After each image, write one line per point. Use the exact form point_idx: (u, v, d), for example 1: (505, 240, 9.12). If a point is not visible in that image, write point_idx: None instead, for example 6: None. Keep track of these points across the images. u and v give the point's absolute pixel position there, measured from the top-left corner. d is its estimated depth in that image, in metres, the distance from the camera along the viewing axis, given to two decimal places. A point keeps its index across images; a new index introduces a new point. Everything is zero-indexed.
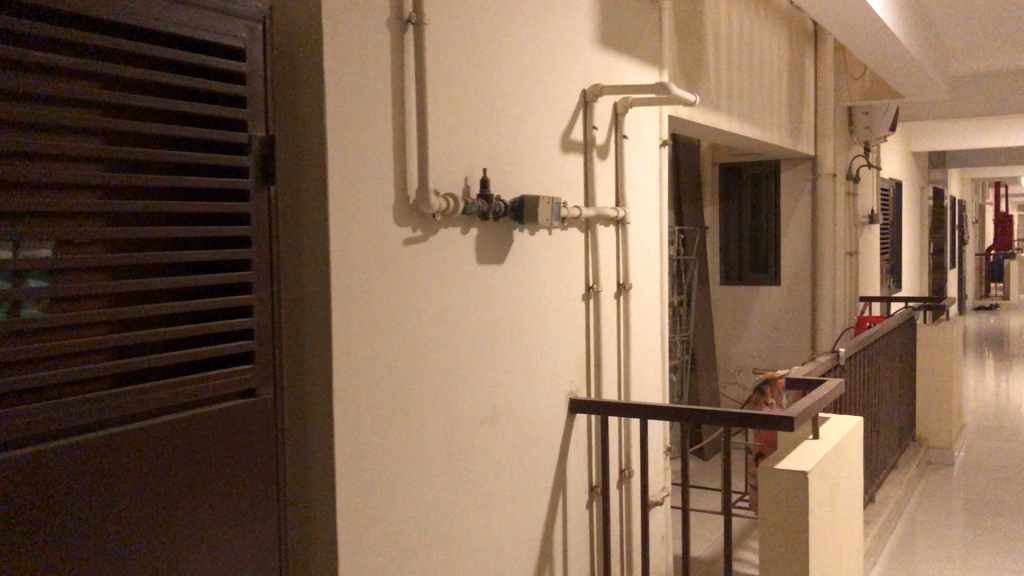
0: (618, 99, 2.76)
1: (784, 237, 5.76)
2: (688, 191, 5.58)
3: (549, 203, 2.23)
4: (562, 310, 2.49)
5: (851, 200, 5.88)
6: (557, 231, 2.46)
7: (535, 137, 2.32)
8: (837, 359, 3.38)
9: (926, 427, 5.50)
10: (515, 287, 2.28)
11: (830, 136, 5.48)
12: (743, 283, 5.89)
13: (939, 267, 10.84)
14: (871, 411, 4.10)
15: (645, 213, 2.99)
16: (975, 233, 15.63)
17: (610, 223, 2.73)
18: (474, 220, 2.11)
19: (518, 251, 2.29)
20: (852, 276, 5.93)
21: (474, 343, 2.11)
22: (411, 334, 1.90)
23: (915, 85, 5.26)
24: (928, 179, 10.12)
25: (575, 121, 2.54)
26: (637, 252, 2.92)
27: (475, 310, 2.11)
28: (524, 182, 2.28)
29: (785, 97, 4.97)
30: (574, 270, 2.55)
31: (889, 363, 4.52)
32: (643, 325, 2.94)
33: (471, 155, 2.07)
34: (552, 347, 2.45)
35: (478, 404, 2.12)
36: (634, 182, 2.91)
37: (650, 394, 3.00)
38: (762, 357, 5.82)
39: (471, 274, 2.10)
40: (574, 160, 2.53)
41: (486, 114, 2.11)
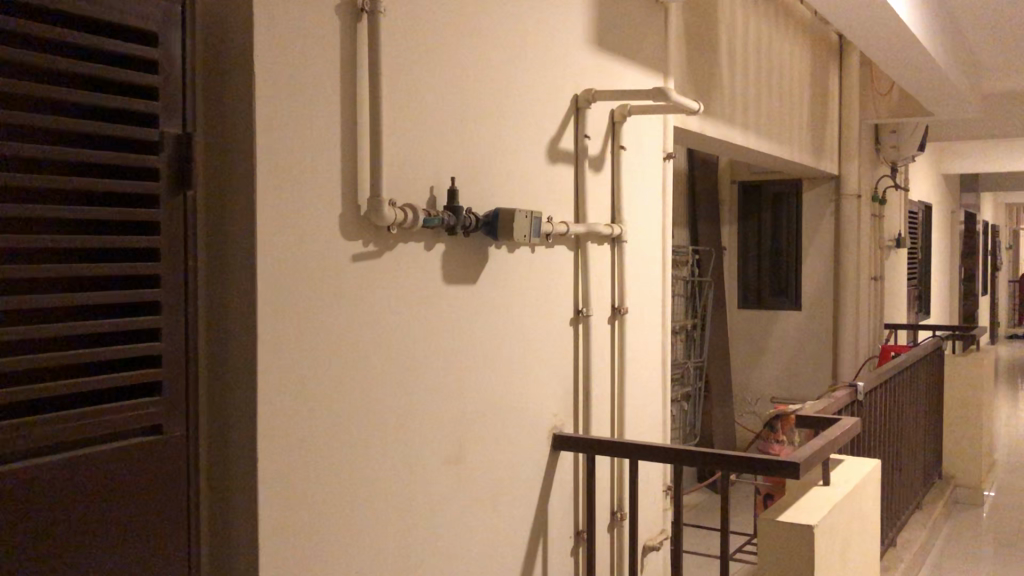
0: (616, 106, 2.54)
1: (805, 260, 5.48)
2: (704, 209, 5.34)
3: (527, 217, 2.00)
4: (547, 336, 2.27)
5: (877, 223, 5.59)
6: (541, 249, 2.24)
7: (516, 145, 2.10)
8: (855, 394, 3.11)
9: (953, 464, 5.20)
10: (488, 311, 2.05)
11: (855, 155, 5.20)
12: (762, 307, 5.63)
13: (970, 294, 10.47)
14: (892, 450, 3.82)
15: (646, 231, 2.76)
16: (1008, 261, 15.20)
17: (603, 242, 2.50)
18: (440, 234, 1.88)
19: (494, 270, 2.07)
20: (877, 302, 5.64)
21: (437, 373, 1.88)
22: (359, 362, 1.67)
23: (946, 103, 4.97)
24: (959, 202, 9.79)
25: (565, 129, 2.32)
26: (635, 274, 2.68)
27: (440, 336, 1.89)
28: (501, 194, 2.06)
29: (807, 113, 4.71)
30: (561, 291, 2.32)
31: (914, 397, 4.24)
32: (641, 353, 2.70)
33: (437, 162, 1.85)
34: (533, 378, 2.21)
35: (441, 441, 1.90)
36: (633, 197, 2.68)
37: (648, 428, 2.76)
38: (779, 385, 5.55)
39: (435, 295, 1.88)
40: (563, 171, 2.31)
41: (456, 117, 1.89)
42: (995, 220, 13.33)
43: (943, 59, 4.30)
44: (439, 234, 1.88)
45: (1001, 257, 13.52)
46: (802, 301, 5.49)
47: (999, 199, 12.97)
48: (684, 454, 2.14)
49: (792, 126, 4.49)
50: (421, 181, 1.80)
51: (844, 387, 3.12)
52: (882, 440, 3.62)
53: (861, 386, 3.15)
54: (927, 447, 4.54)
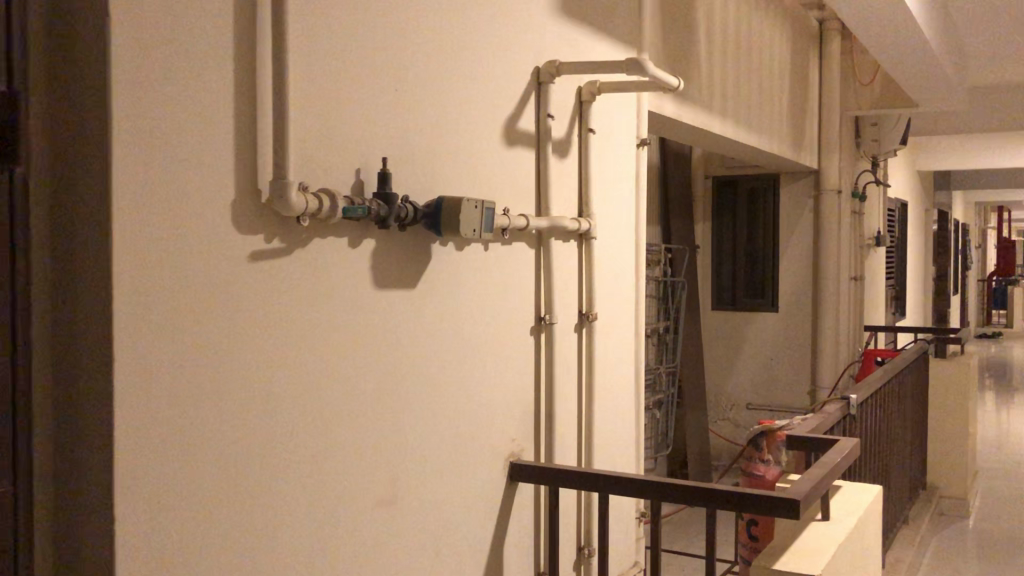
0: (584, 83, 2.20)
1: (783, 259, 5.19)
2: (676, 204, 5.04)
3: (477, 207, 1.65)
4: (503, 350, 1.93)
5: (857, 220, 5.32)
6: (496, 247, 1.90)
7: (464, 123, 1.76)
8: (848, 408, 2.80)
9: (938, 475, 4.92)
10: (431, 323, 1.71)
11: (836, 147, 4.92)
12: (737, 309, 5.34)
13: (944, 293, 10.29)
14: (882, 463, 3.53)
15: (618, 227, 2.43)
16: (978, 260, 15.13)
17: (569, 238, 2.17)
18: (369, 227, 1.54)
19: (437, 272, 1.73)
20: (858, 304, 5.36)
21: (364, 397, 1.54)
22: (257, 388, 1.33)
23: (932, 93, 4.71)
24: (933, 200, 9.59)
25: (525, 106, 1.99)
26: (605, 277, 2.35)
27: (368, 353, 1.55)
28: (447, 180, 1.72)
29: (787, 101, 4.41)
30: (520, 296, 1.99)
31: (901, 406, 3.95)
32: (611, 367, 2.37)
33: (364, 141, 1.50)
34: (485, 399, 1.88)
35: (369, 479, 1.56)
36: (603, 188, 2.34)
37: (619, 450, 2.43)
38: (756, 391, 5.27)
39: (363, 302, 1.53)
40: (521, 155, 1.97)
41: (388, 85, 1.55)
42: (966, 218, 13.19)
43: (933, 41, 4.03)
44: (367, 227, 1.54)
45: (971, 255, 13.38)
46: (780, 303, 5.19)
47: (969, 197, 12.85)
48: (664, 488, 1.82)
49: (771, 115, 4.19)
50: (343, 162, 1.46)
51: (837, 400, 2.81)
52: (872, 456, 3.32)
53: (854, 399, 2.84)
54: (913, 458, 4.26)
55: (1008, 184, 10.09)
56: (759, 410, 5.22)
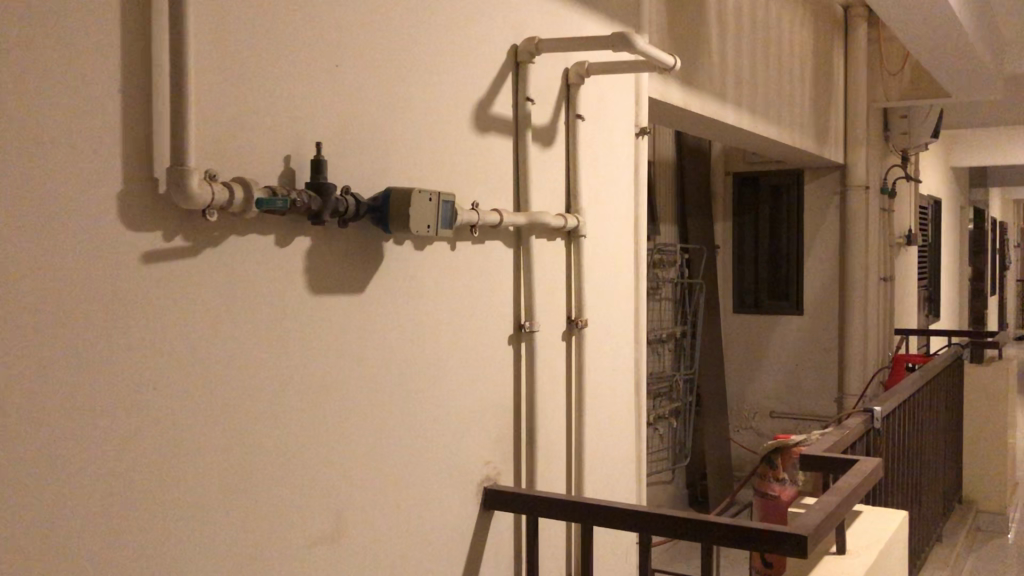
0: (571, 65, 1.99)
1: (808, 259, 4.93)
2: (694, 202, 4.79)
3: (431, 200, 1.44)
4: (474, 362, 1.73)
5: (886, 218, 5.04)
6: (464, 247, 1.69)
7: (422, 108, 1.55)
8: (872, 421, 2.55)
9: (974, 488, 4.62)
10: (381, 334, 1.50)
11: (863, 141, 4.65)
12: (759, 312, 5.09)
13: (980, 295, 9.92)
14: (911, 480, 3.27)
15: (614, 225, 2.21)
16: (1015, 261, 14.66)
17: (554, 237, 1.96)
18: (303, 224, 1.34)
19: (392, 275, 1.52)
20: (888, 306, 5.08)
21: (297, 419, 1.34)
22: (154, 412, 1.13)
23: (967, 83, 4.43)
24: (967, 198, 9.23)
25: (499, 90, 1.78)
26: (597, 277, 2.13)
27: (301, 370, 1.35)
28: (402, 169, 1.51)
29: (809, 92, 4.16)
30: (494, 301, 1.78)
31: (933, 416, 3.69)
32: (605, 380, 2.16)
33: (294, 127, 1.30)
34: (452, 418, 1.67)
35: (306, 512, 1.36)
36: (596, 182, 2.13)
37: (616, 469, 2.21)
38: (779, 398, 5.01)
39: (294, 310, 1.33)
40: (495, 144, 1.77)
41: (327, 60, 1.35)
42: (1003, 217, 12.76)
43: (967, 24, 3.76)
44: (300, 223, 1.34)
45: (1008, 256, 12.94)
46: (805, 305, 4.93)
47: (1005, 195, 12.44)
48: (653, 518, 1.61)
49: (792, 106, 3.94)
50: (266, 147, 1.26)
51: (858, 413, 2.56)
52: (900, 471, 3.06)
53: (879, 412, 2.58)
54: (946, 472, 3.98)
55: None
56: (782, 418, 4.97)
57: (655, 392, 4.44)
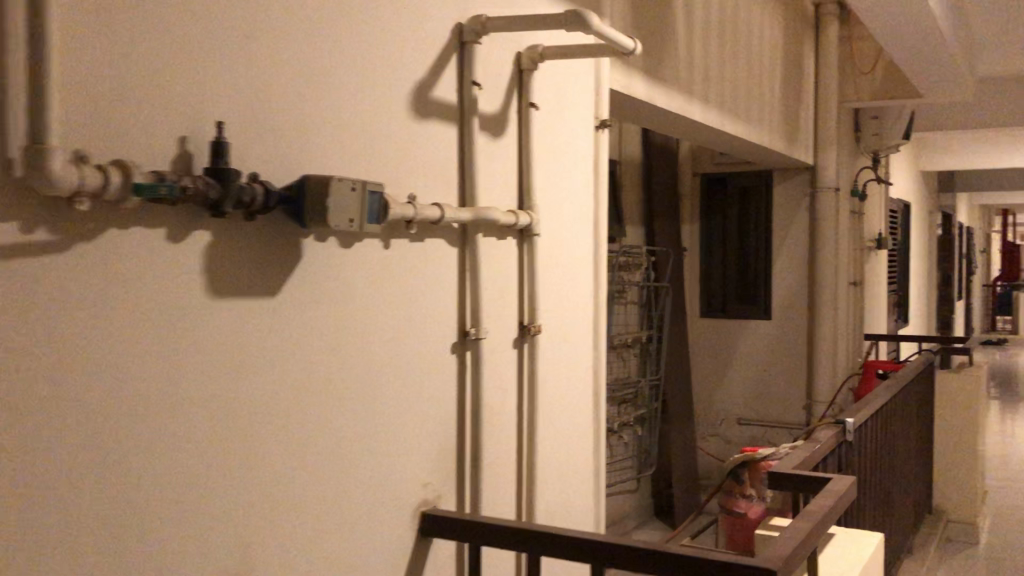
0: (524, 49, 1.82)
1: (776, 262, 4.80)
2: (661, 203, 4.65)
3: (353, 191, 1.26)
4: (411, 374, 1.55)
5: (856, 221, 4.93)
6: (399, 246, 1.52)
7: (349, 90, 1.38)
8: (844, 433, 2.40)
9: (946, 498, 4.50)
10: (299, 343, 1.32)
11: (833, 141, 4.53)
12: (727, 316, 4.95)
13: (947, 300, 9.88)
14: (882, 493, 3.13)
15: (571, 223, 2.04)
16: (981, 266, 14.70)
17: (505, 235, 1.79)
18: (200, 215, 1.16)
19: (311, 277, 1.34)
20: (857, 311, 4.97)
21: (196, 442, 1.16)
22: (3, 439, 0.93)
23: (939, 83, 4.32)
24: (935, 203, 9.18)
25: (441, 73, 1.61)
26: (552, 280, 1.96)
27: (200, 385, 1.16)
28: (323, 156, 1.33)
29: (779, 89, 4.03)
30: (434, 306, 1.60)
31: (905, 427, 3.56)
32: (559, 392, 1.99)
33: (190, 104, 1.12)
34: (383, 437, 1.50)
35: (207, 548, 1.18)
36: (552, 177, 1.96)
37: (571, 487, 2.04)
38: (747, 405, 4.89)
39: (192, 316, 1.15)
40: (436, 132, 1.59)
41: (234, 28, 1.18)
42: (970, 222, 12.77)
43: (941, 20, 3.64)
44: (198, 216, 1.16)
45: (975, 261, 12.96)
46: (773, 310, 4.81)
47: (973, 201, 12.44)
48: (609, 548, 1.44)
49: (761, 104, 3.81)
50: (151, 124, 1.08)
51: (830, 425, 2.41)
52: (872, 485, 2.92)
53: (851, 423, 2.43)
54: (917, 483, 3.86)
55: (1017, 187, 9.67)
56: (750, 425, 4.84)
57: (620, 399, 4.28)
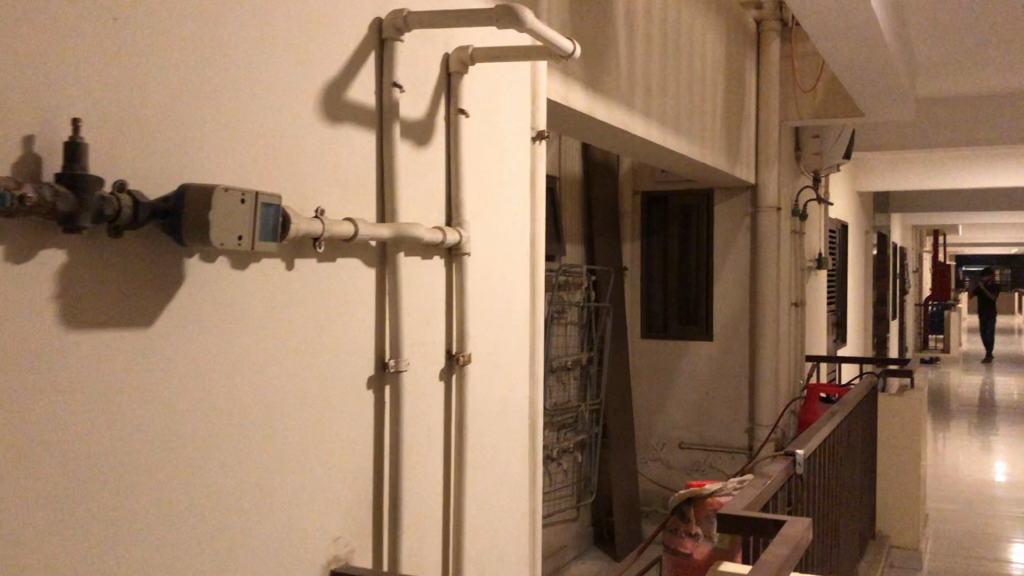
0: (453, 50, 1.66)
1: (718, 282, 4.71)
2: (601, 221, 4.52)
3: (242, 199, 1.08)
4: (320, 412, 1.36)
5: (797, 241, 4.86)
6: (306, 266, 1.33)
7: (245, 89, 1.20)
8: (794, 465, 2.26)
9: (888, 522, 4.43)
10: (180, 381, 1.12)
11: (775, 159, 4.46)
12: (668, 338, 4.83)
13: (883, 319, 9.95)
14: (829, 525, 3.01)
15: (507, 243, 1.87)
16: (914, 285, 14.94)
17: (431, 255, 1.61)
18: (52, 230, 0.96)
19: (196, 303, 1.14)
20: (799, 332, 4.89)
21: (43, 503, 0.95)
22: None
23: (880, 102, 4.28)
24: (871, 223, 9.26)
25: (358, 72, 1.43)
26: (485, 303, 1.78)
27: (50, 435, 0.96)
28: (211, 162, 1.15)
29: (721, 105, 3.93)
30: (348, 335, 1.42)
31: (851, 453, 3.46)
32: (492, 428, 1.81)
33: (37, 97, 0.93)
34: (287, 485, 1.30)
35: None
36: (486, 193, 1.78)
37: (504, 530, 1.86)
38: (689, 428, 4.77)
39: (39, 352, 0.95)
40: (351, 138, 1.42)
41: (98, 7, 0.99)
42: (903, 242, 12.95)
43: (885, 36, 3.58)
44: (49, 230, 0.96)
45: (908, 280, 13.14)
46: (715, 331, 4.71)
47: (906, 221, 12.63)
48: None
49: (703, 119, 3.70)
50: None
51: (780, 457, 2.28)
52: (820, 516, 2.80)
53: (802, 454, 2.30)
54: (862, 509, 3.76)
55: (949, 208, 9.82)
56: (692, 449, 4.73)
57: (560, 424, 4.11)
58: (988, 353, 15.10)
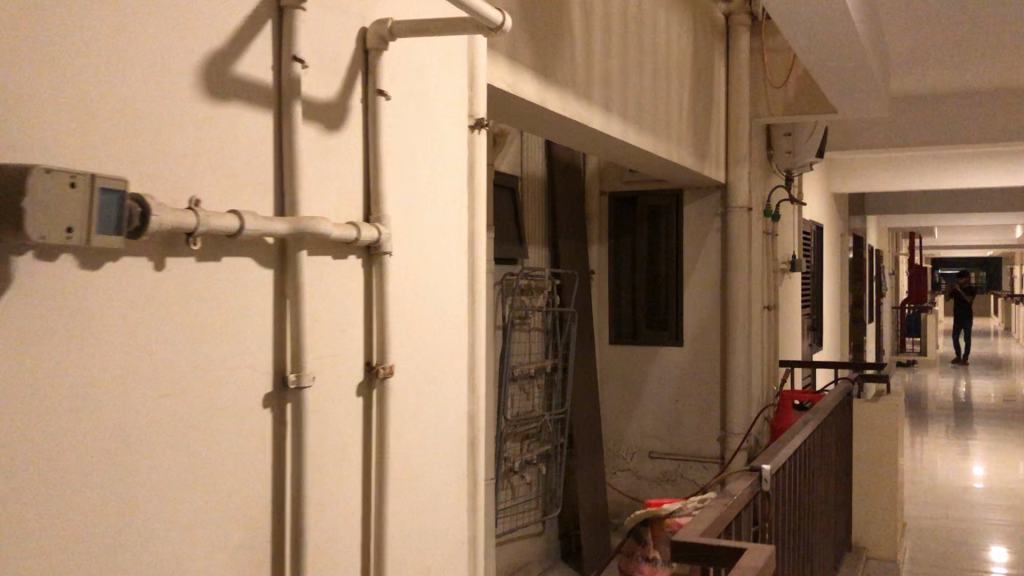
0: (372, 25, 1.47)
1: (688, 285, 4.54)
2: (567, 222, 4.34)
3: (70, 184, 0.90)
4: (204, 436, 1.17)
5: (769, 242, 4.71)
6: (182, 265, 1.14)
7: (98, 58, 1.01)
8: (760, 481, 2.09)
9: (864, 533, 4.27)
10: (10, 405, 0.93)
11: (746, 157, 4.31)
12: (637, 343, 4.66)
13: (859, 322, 9.83)
14: (801, 541, 2.84)
15: (439, 241, 1.68)
16: (891, 287, 14.86)
17: (344, 253, 1.42)
18: None
19: (32, 309, 0.95)
20: (772, 336, 4.74)
21: None
22: None
23: (853, 99, 4.13)
24: (846, 225, 9.14)
25: (251, 44, 1.25)
26: (413, 308, 1.60)
27: None
28: (48, 142, 0.96)
29: (688, 101, 3.77)
30: (238, 345, 1.23)
31: (824, 463, 3.30)
32: (422, 448, 1.63)
33: None
34: (161, 523, 1.11)
35: None
36: (415, 185, 1.60)
37: (436, 559, 1.68)
38: (660, 437, 4.60)
39: None
40: (241, 119, 1.23)
41: None
42: (879, 244, 12.85)
43: (858, 29, 3.43)
44: None
45: (884, 283, 13.05)
46: (685, 336, 4.54)
47: (882, 224, 12.55)
48: None
49: (669, 115, 3.54)
50: None
51: (744, 473, 2.10)
52: (790, 531, 2.64)
53: (767, 469, 2.12)
54: (836, 521, 3.60)
55: (924, 209, 9.72)
56: (662, 458, 4.56)
57: (523, 434, 3.93)
58: (965, 355, 15.04)
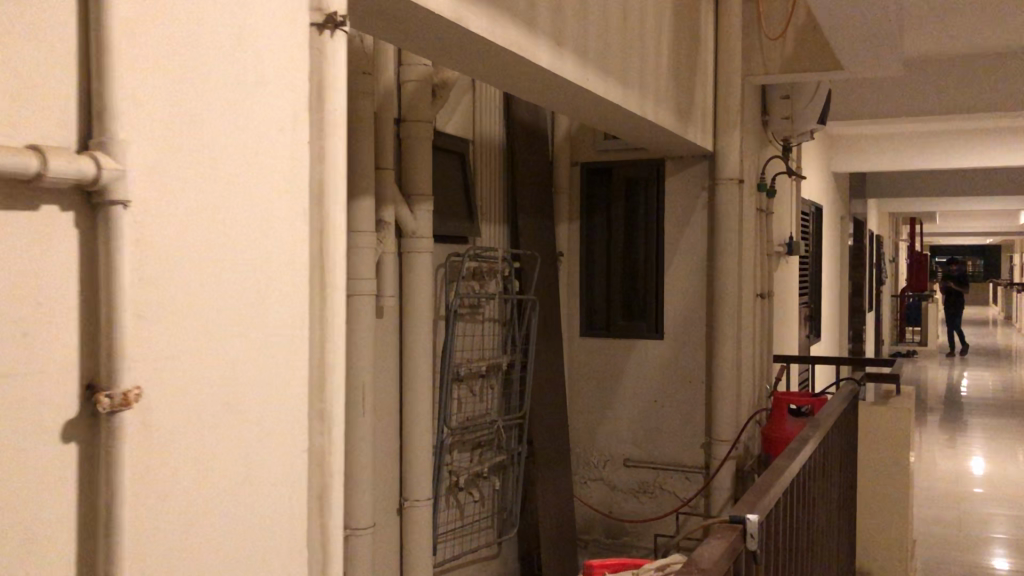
0: None
1: (670, 270, 3.95)
2: (532, 195, 3.73)
3: None
4: None
5: (762, 221, 4.12)
6: None
7: None
8: (744, 540, 1.50)
9: (868, 555, 3.70)
10: None
11: (738, 122, 3.72)
12: (611, 335, 4.06)
13: (859, 310, 9.26)
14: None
15: (245, 193, 1.09)
16: (891, 274, 14.29)
17: (22, 198, 0.83)
18: None
19: None
20: (765, 328, 4.15)
21: None
22: None
23: (863, 54, 3.54)
24: (845, 208, 8.55)
25: None
26: (186, 294, 1.00)
27: None
28: None
29: (668, 50, 3.18)
30: None
31: (827, 485, 2.72)
32: (208, 504, 1.04)
33: None
34: None
35: None
36: (187, 98, 1.00)
37: None
38: (637, 442, 4.01)
39: None
40: None
41: None
42: (879, 227, 12.28)
43: None
44: None
45: (884, 269, 12.48)
46: (666, 327, 3.95)
47: (882, 208, 12.00)
48: None
49: (644, 64, 2.95)
50: None
51: (721, 526, 1.52)
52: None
53: (755, 519, 1.53)
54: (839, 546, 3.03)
55: (929, 191, 9.14)
56: (638, 467, 3.98)
57: (473, 443, 3.33)
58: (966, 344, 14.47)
